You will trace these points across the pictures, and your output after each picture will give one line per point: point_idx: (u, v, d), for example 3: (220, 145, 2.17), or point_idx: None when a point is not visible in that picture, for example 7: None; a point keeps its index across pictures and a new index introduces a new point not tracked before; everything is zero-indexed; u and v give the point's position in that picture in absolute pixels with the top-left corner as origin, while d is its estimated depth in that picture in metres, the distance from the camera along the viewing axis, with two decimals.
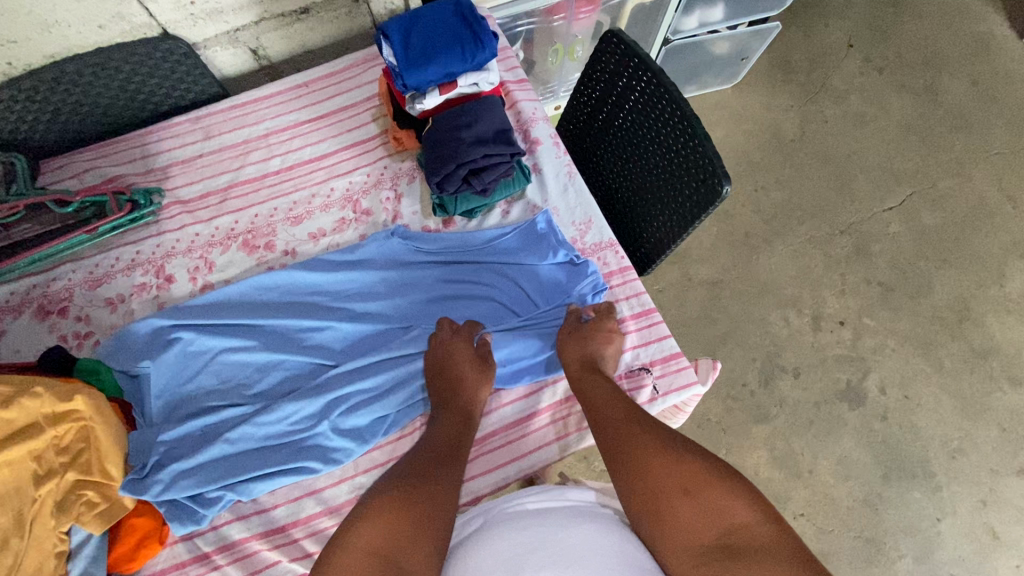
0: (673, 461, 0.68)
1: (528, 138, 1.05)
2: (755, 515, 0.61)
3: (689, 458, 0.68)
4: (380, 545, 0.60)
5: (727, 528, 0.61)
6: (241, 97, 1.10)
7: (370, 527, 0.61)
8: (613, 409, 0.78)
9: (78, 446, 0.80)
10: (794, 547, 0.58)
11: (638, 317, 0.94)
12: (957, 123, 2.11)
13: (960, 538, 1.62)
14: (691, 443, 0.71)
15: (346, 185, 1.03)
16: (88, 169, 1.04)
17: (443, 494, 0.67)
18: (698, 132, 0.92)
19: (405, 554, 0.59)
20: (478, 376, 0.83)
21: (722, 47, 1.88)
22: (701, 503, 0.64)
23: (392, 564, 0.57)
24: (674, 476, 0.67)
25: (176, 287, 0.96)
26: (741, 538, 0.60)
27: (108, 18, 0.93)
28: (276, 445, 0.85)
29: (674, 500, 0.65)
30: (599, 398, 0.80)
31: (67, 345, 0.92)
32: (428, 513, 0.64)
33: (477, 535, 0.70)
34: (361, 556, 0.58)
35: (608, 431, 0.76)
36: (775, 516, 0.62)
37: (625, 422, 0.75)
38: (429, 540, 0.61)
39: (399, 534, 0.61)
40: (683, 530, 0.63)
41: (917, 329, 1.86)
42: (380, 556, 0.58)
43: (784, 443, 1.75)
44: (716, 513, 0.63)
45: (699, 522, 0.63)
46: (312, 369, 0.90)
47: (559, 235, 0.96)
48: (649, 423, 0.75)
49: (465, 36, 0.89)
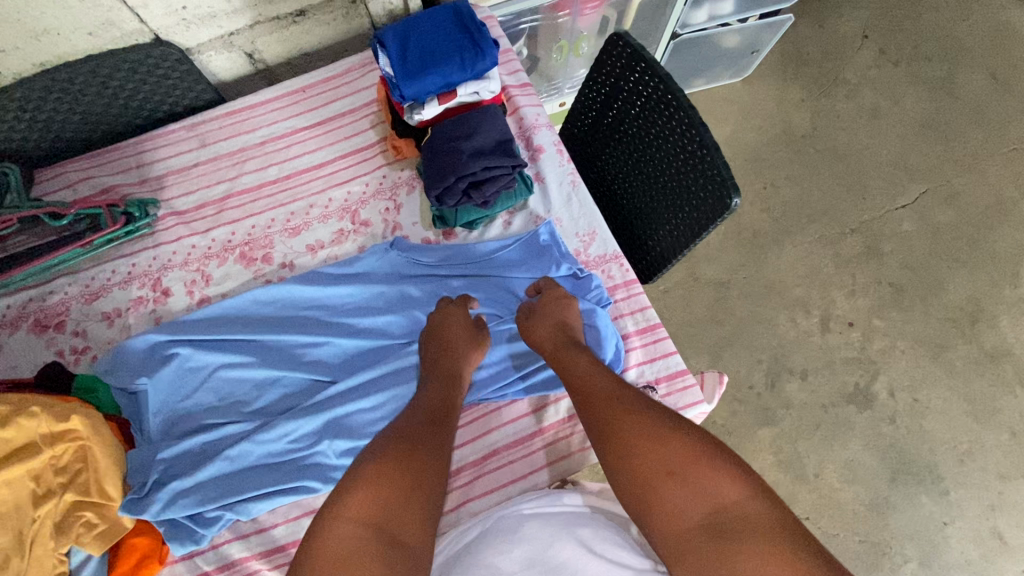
0: (658, 440, 0.67)
1: (530, 146, 1.02)
2: (742, 492, 0.61)
3: (674, 436, 0.66)
4: (371, 515, 0.62)
5: (713, 508, 0.61)
6: (236, 103, 1.07)
7: (359, 496, 0.63)
8: (596, 383, 0.76)
9: (76, 465, 0.80)
10: (780, 523, 0.58)
11: (643, 332, 0.92)
12: (973, 117, 2.05)
13: (967, 543, 1.61)
14: (678, 417, 0.70)
15: (344, 195, 1.01)
16: (82, 179, 1.02)
17: (433, 460, 0.70)
18: (706, 141, 0.88)
19: (395, 521, 0.62)
20: (469, 341, 0.85)
21: (733, 41, 1.82)
22: (688, 484, 0.63)
23: (383, 532, 0.61)
24: (659, 459, 0.65)
25: (173, 301, 0.95)
26: (731, 516, 0.60)
27: (98, 25, 0.90)
28: (274, 464, 0.84)
29: (660, 482, 0.64)
30: (582, 371, 0.78)
31: (64, 360, 0.91)
32: (418, 481, 0.66)
33: (472, 546, 0.71)
34: (351, 527, 0.60)
35: (590, 408, 0.74)
36: (763, 492, 0.61)
37: (607, 400, 0.73)
38: (417, 509, 0.64)
39: (390, 506, 0.63)
40: (670, 511, 0.62)
41: (928, 331, 1.83)
42: (372, 525, 0.61)
43: (789, 446, 1.73)
44: (702, 493, 0.62)
45: (686, 503, 0.62)
46: (311, 386, 0.89)
47: (562, 248, 0.94)
48: (634, 398, 0.73)
49: (464, 45, 0.85)
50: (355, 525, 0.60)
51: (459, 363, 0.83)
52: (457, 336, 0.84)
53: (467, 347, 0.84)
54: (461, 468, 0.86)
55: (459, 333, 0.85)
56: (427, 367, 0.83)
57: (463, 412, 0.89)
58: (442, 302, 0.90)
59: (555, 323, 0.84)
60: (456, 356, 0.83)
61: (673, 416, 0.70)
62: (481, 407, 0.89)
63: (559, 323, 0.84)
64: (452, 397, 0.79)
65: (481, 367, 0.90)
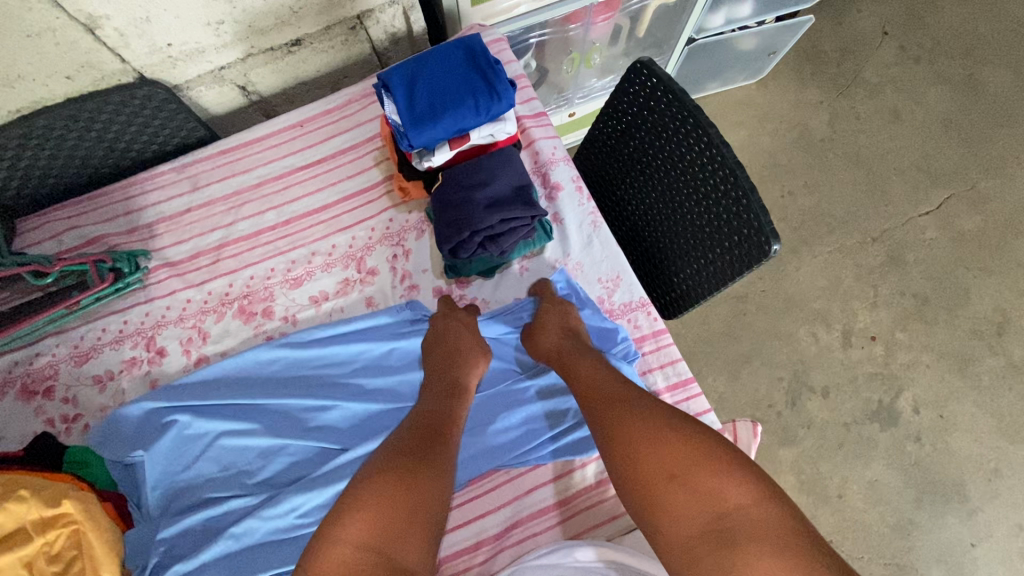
0: (661, 441, 0.62)
1: (547, 184, 0.95)
2: (749, 495, 0.56)
3: (677, 435, 0.62)
4: (371, 539, 0.57)
5: (718, 513, 0.56)
6: (229, 140, 0.99)
7: (355, 519, 0.58)
8: (599, 387, 0.73)
9: (71, 552, 0.73)
10: (792, 529, 0.54)
11: (674, 388, 0.86)
12: (999, 117, 1.96)
13: (996, 564, 1.57)
14: (684, 416, 0.65)
15: (348, 241, 0.94)
16: (67, 229, 0.95)
17: (435, 473, 0.65)
18: (741, 182, 0.81)
19: (395, 543, 0.57)
20: (473, 346, 0.82)
21: (750, 43, 1.73)
22: (691, 488, 0.58)
23: (383, 557, 0.56)
24: (660, 461, 0.61)
25: (169, 362, 0.89)
26: (737, 522, 0.55)
27: (76, 68, 0.83)
28: (282, 541, 0.78)
29: (661, 486, 0.59)
30: (585, 371, 0.75)
31: (54, 430, 0.85)
32: (423, 499, 0.62)
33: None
34: (347, 551, 0.56)
35: (592, 408, 0.71)
36: (774, 495, 0.56)
37: (610, 401, 0.70)
38: (419, 531, 0.59)
39: (391, 528, 0.58)
40: (673, 517, 0.58)
41: (954, 344, 1.76)
42: (370, 548, 0.56)
43: (811, 467, 1.68)
44: (708, 498, 0.57)
45: (689, 510, 0.57)
46: (319, 454, 0.83)
47: (582, 294, 0.88)
48: (640, 399, 0.69)
49: (477, 86, 0.78)
50: (354, 550, 0.56)
51: (462, 370, 0.80)
52: (463, 340, 0.82)
53: (470, 351, 0.82)
54: (481, 542, 0.80)
55: (466, 337, 0.83)
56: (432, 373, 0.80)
57: (482, 481, 0.83)
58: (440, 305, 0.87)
59: (559, 323, 0.82)
60: (459, 363, 0.80)
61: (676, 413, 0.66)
62: (501, 474, 0.83)
63: (563, 328, 0.82)
64: (449, 404, 0.75)
65: (501, 432, 0.84)
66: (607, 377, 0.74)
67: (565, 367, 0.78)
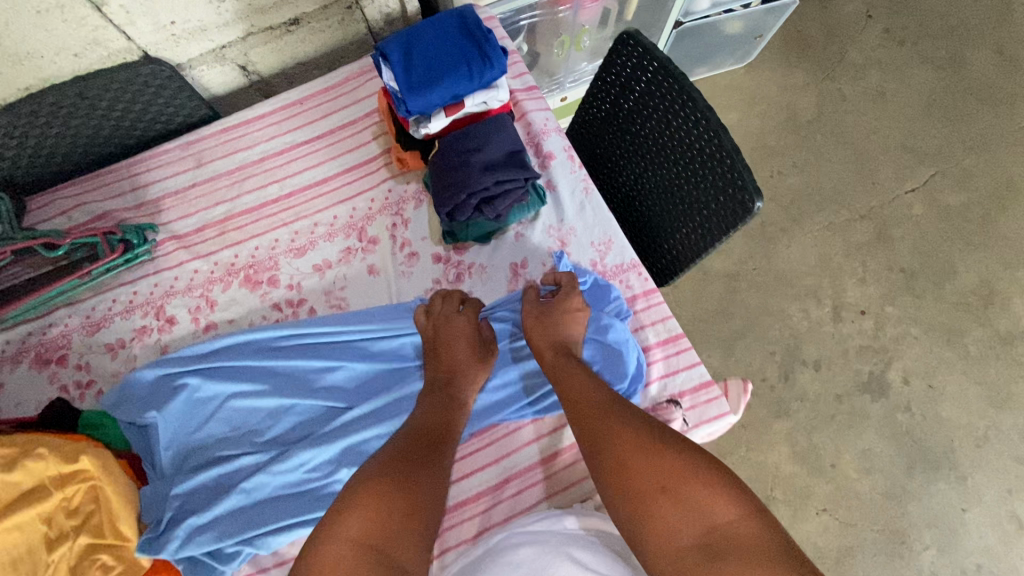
0: (652, 454, 0.63)
1: (540, 153, 0.98)
2: (737, 511, 0.57)
3: (668, 450, 0.63)
4: (367, 535, 0.57)
5: (707, 528, 0.56)
6: (231, 118, 1.03)
7: (353, 513, 0.59)
8: (591, 397, 0.73)
9: (88, 507, 0.78)
10: (782, 545, 0.54)
11: (665, 343, 0.89)
12: (982, 96, 2.01)
13: (986, 528, 1.61)
14: (674, 434, 0.66)
15: (349, 212, 0.98)
16: (76, 205, 0.98)
17: (430, 484, 0.65)
18: (725, 143, 0.85)
19: (392, 544, 0.57)
20: (472, 361, 0.81)
21: (737, 26, 1.78)
22: (680, 499, 0.58)
23: (379, 554, 0.56)
24: (651, 472, 0.61)
25: (178, 329, 0.92)
26: (725, 536, 0.55)
27: (83, 45, 0.86)
28: (293, 494, 0.82)
29: (652, 497, 0.60)
30: (577, 383, 0.75)
31: (69, 396, 0.88)
32: (418, 502, 0.62)
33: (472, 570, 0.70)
34: (343, 547, 0.56)
35: (583, 419, 0.71)
36: (764, 514, 0.56)
37: (601, 414, 0.70)
38: (416, 532, 0.60)
39: (389, 527, 0.58)
40: (662, 530, 0.58)
41: (941, 317, 1.80)
42: (364, 545, 0.56)
43: (804, 438, 1.72)
44: (697, 512, 0.57)
45: (679, 523, 0.57)
46: (326, 413, 0.86)
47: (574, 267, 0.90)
48: (632, 414, 0.69)
49: (471, 53, 0.82)
50: (351, 546, 0.56)
51: (462, 361, 0.80)
52: (461, 353, 0.81)
53: (469, 367, 0.80)
54: (481, 493, 0.84)
55: (461, 354, 0.81)
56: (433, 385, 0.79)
57: (482, 435, 0.87)
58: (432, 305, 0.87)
59: (553, 336, 0.81)
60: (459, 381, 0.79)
61: (667, 431, 0.66)
62: (500, 428, 0.87)
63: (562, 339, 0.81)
64: (448, 416, 0.75)
65: (499, 388, 0.86)
66: (599, 391, 0.74)
67: (556, 380, 0.78)
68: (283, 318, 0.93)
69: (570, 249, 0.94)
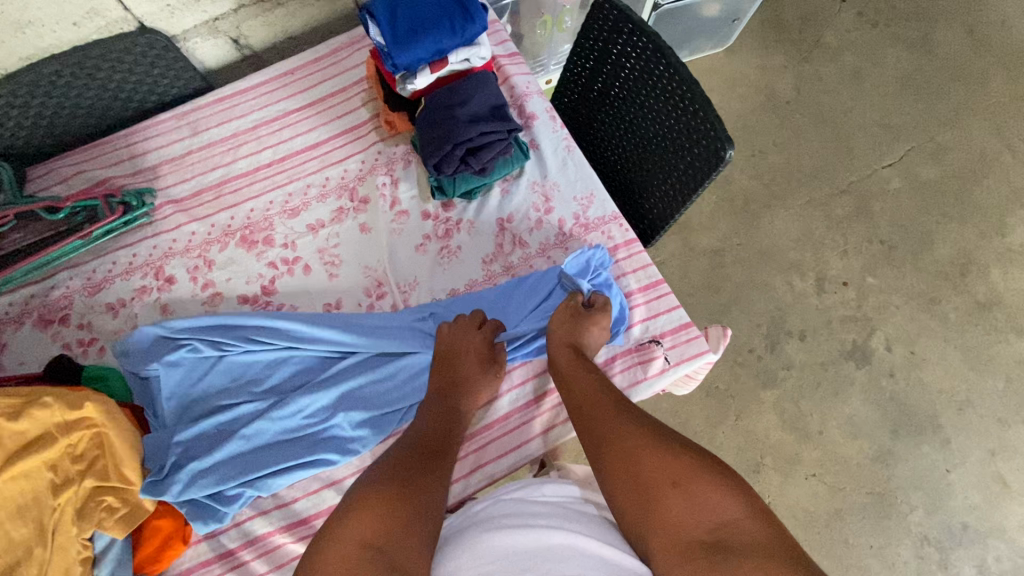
0: (661, 451, 0.66)
1: (523, 114, 1.03)
2: (744, 509, 0.61)
3: (676, 450, 0.66)
4: (372, 537, 0.59)
5: (714, 525, 0.60)
6: (224, 90, 1.08)
7: (360, 516, 0.61)
8: (598, 397, 0.75)
9: (93, 452, 0.80)
10: (783, 542, 0.58)
11: (646, 289, 0.93)
12: (953, 75, 2.06)
13: (971, 487, 1.59)
14: (680, 436, 0.70)
15: (340, 173, 1.02)
16: (75, 173, 1.02)
17: (432, 493, 0.66)
18: (697, 96, 0.89)
19: (395, 544, 0.58)
20: (481, 376, 0.81)
21: (714, 10, 1.85)
22: (691, 496, 0.62)
23: (383, 555, 0.57)
24: (663, 468, 0.65)
25: (177, 288, 0.95)
26: (733, 533, 0.59)
27: (82, 14, 0.91)
28: (292, 439, 0.84)
29: (663, 492, 0.63)
30: (584, 385, 0.77)
31: (72, 353, 0.91)
32: (421, 506, 0.64)
33: (449, 547, 0.67)
34: (354, 548, 0.58)
35: (589, 418, 0.74)
36: (766, 514, 0.61)
37: (609, 413, 0.73)
38: (418, 536, 0.61)
39: (392, 530, 0.60)
40: (672, 524, 0.61)
41: (920, 285, 1.81)
42: (373, 547, 0.58)
43: (792, 406, 1.69)
44: (706, 508, 0.61)
45: (689, 516, 0.61)
46: (321, 363, 0.89)
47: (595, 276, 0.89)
48: (639, 414, 0.73)
49: (453, 10, 0.87)
50: (359, 548, 0.58)
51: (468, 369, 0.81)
52: (469, 370, 0.81)
53: (475, 383, 0.81)
54: (473, 434, 0.87)
55: (471, 368, 0.81)
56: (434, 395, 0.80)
57: None
58: (456, 317, 0.88)
59: (566, 339, 0.82)
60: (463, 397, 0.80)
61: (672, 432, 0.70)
62: None
63: (574, 344, 0.82)
64: (450, 424, 0.77)
65: None
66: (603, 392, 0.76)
67: (564, 383, 0.79)
68: (279, 275, 0.96)
69: (554, 204, 0.97)
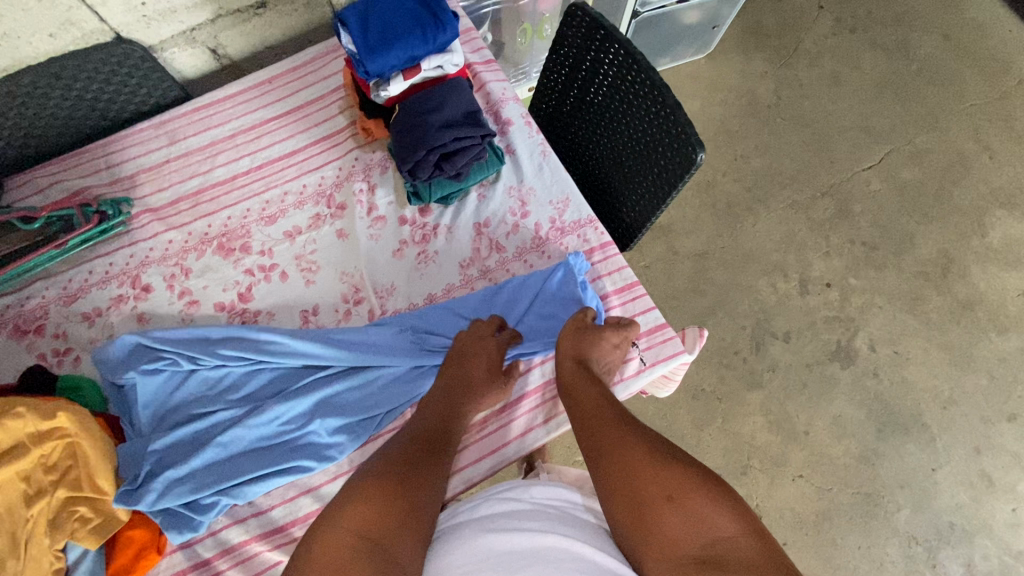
0: (657, 464, 0.65)
1: (499, 120, 1.04)
2: (739, 527, 0.60)
3: (674, 464, 0.65)
4: (370, 530, 0.59)
5: (708, 541, 0.59)
6: (202, 99, 1.09)
7: (358, 507, 0.62)
8: (599, 408, 0.75)
9: (66, 463, 0.80)
10: (775, 558, 0.57)
11: (622, 291, 0.93)
12: (930, 78, 2.10)
13: (956, 486, 1.60)
14: (677, 447, 0.68)
15: (318, 180, 1.03)
16: (52, 184, 1.03)
17: (429, 494, 0.66)
18: (668, 100, 0.90)
19: (392, 538, 0.59)
20: (491, 379, 0.81)
21: (693, 17, 1.89)
22: (687, 511, 0.61)
23: (380, 548, 0.58)
24: (659, 483, 0.64)
25: (153, 296, 0.95)
26: (726, 551, 0.58)
27: (57, 25, 0.92)
28: (268, 446, 0.84)
29: (658, 507, 0.62)
30: (587, 398, 0.77)
31: (47, 363, 0.90)
32: (417, 502, 0.64)
33: (440, 541, 0.68)
34: (347, 537, 0.59)
35: (588, 429, 0.73)
36: (761, 530, 0.60)
37: (608, 424, 0.72)
38: (414, 533, 0.61)
39: (391, 523, 0.61)
40: (666, 539, 0.61)
41: (902, 285, 1.82)
42: (369, 539, 0.59)
43: (778, 407, 1.70)
44: (701, 523, 0.60)
45: (684, 532, 0.60)
46: (297, 369, 0.89)
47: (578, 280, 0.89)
48: (637, 425, 0.72)
49: (424, 18, 0.88)
50: (353, 537, 0.59)
51: (466, 368, 0.82)
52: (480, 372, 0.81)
53: (483, 388, 0.81)
54: None
55: (480, 372, 0.81)
56: (442, 391, 0.81)
57: None
58: (474, 329, 0.86)
59: (573, 352, 0.81)
60: (470, 396, 0.80)
61: (671, 444, 0.69)
62: None
63: (579, 357, 0.81)
64: (455, 424, 0.77)
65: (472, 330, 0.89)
66: (604, 402, 0.75)
67: (570, 392, 0.79)
68: (255, 282, 0.96)
69: (530, 209, 0.97)
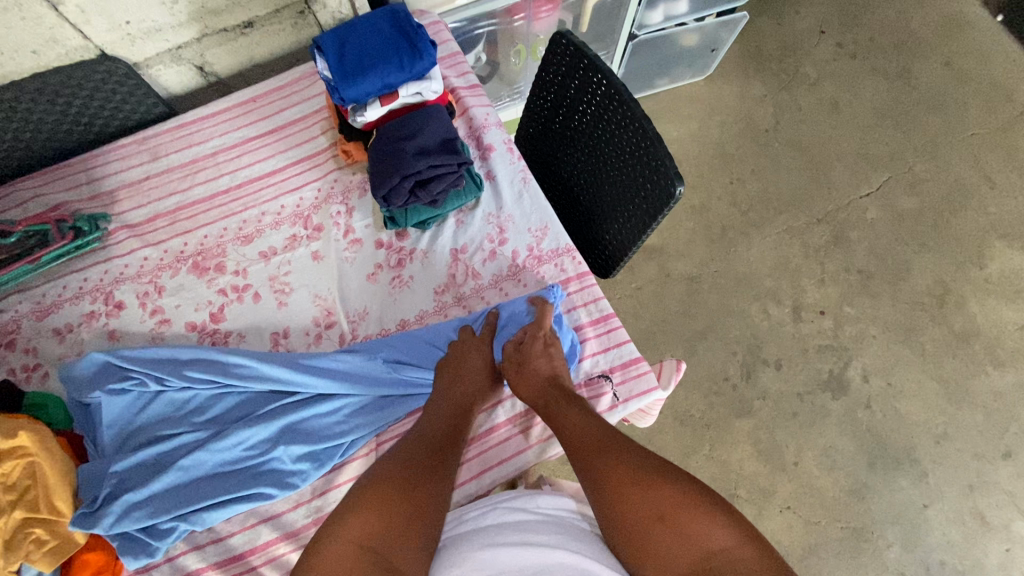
0: (646, 484, 0.64)
1: (481, 145, 1.03)
2: (732, 537, 0.58)
3: (663, 481, 0.63)
4: (370, 538, 0.60)
5: (704, 555, 0.58)
6: (185, 116, 1.09)
7: (359, 516, 0.62)
8: (586, 430, 0.72)
9: (24, 482, 0.78)
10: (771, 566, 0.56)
11: (596, 322, 0.91)
12: (931, 106, 2.08)
13: (949, 524, 1.56)
14: (667, 462, 0.66)
15: (296, 202, 1.03)
16: (33, 197, 1.03)
17: (432, 500, 0.65)
18: (649, 132, 0.89)
19: (392, 547, 0.59)
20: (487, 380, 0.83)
21: (692, 40, 1.87)
22: (679, 529, 0.60)
23: (380, 556, 0.58)
24: (648, 502, 0.62)
25: (125, 313, 0.95)
26: (721, 564, 0.57)
27: (41, 43, 0.92)
28: (230, 471, 0.82)
29: (651, 528, 0.61)
30: (569, 419, 0.75)
31: (15, 378, 0.90)
32: (424, 508, 0.64)
33: (445, 552, 0.64)
34: (349, 547, 0.59)
35: (577, 454, 0.71)
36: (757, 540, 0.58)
37: (597, 446, 0.70)
38: (423, 533, 0.62)
39: (394, 528, 0.61)
40: (662, 558, 0.59)
41: (898, 315, 1.79)
42: (370, 548, 0.59)
43: (767, 436, 1.67)
44: (695, 539, 0.59)
45: (678, 550, 0.59)
46: (264, 394, 0.88)
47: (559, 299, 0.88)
48: (621, 442, 0.70)
49: (402, 47, 0.89)
50: (355, 547, 0.59)
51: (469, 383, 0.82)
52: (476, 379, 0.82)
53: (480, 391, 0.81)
54: None
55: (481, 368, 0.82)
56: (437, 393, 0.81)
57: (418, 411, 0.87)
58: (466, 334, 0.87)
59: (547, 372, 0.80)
60: (470, 398, 0.80)
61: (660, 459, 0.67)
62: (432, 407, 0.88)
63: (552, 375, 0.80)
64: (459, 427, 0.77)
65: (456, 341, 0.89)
66: (592, 423, 0.73)
67: (550, 418, 0.77)
68: (228, 302, 0.95)
69: (508, 236, 0.96)
